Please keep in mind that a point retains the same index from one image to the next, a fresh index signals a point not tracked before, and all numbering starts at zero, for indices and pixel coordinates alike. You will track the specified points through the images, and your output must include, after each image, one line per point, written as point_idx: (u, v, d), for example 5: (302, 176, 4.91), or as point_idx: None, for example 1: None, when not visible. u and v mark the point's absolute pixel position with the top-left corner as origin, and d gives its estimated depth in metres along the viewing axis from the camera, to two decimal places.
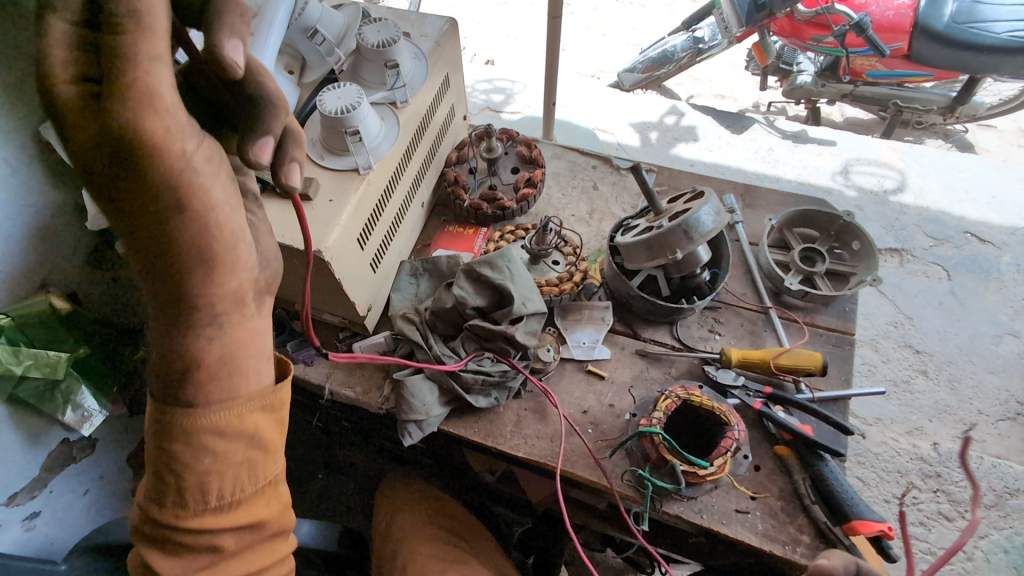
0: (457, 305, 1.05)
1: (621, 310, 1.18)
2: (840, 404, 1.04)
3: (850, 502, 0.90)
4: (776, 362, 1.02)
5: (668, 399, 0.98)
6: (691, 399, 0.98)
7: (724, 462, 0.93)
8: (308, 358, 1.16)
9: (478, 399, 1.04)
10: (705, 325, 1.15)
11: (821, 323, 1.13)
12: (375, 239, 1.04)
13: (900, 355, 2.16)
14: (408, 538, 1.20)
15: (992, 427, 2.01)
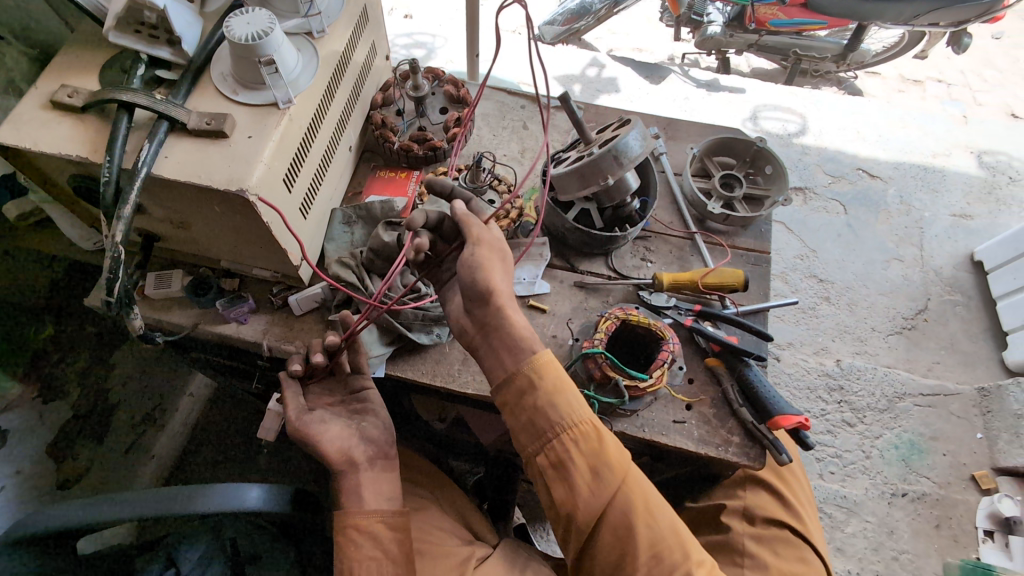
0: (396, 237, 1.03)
1: (559, 245, 1.21)
2: (760, 316, 1.14)
3: (773, 399, 0.99)
4: (704, 281, 1.09)
5: (608, 319, 1.02)
6: (630, 319, 1.03)
7: (661, 374, 0.99)
8: (240, 317, 1.09)
9: (420, 335, 1.06)
10: (637, 255, 1.21)
11: (741, 245, 1.21)
12: (302, 181, 0.99)
13: (808, 284, 2.37)
14: None
15: (883, 340, 2.27)
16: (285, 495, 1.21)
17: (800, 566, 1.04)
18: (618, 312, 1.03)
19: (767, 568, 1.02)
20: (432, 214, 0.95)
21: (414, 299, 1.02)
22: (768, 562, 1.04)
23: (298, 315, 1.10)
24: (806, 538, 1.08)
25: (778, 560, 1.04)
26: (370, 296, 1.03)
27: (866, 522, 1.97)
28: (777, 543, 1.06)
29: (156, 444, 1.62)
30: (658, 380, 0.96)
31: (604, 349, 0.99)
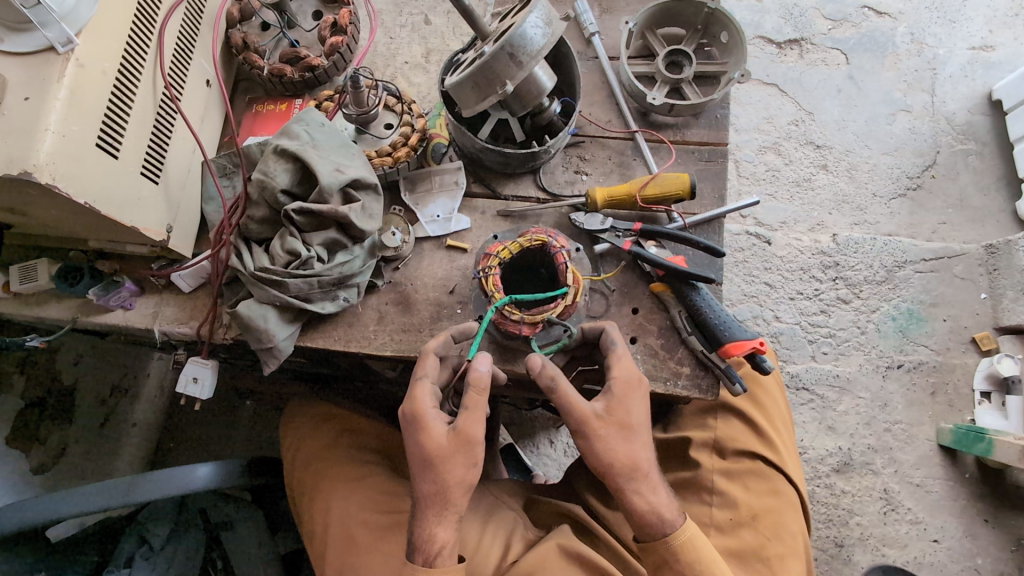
0: (262, 193, 0.85)
1: (481, 170, 1.03)
2: (716, 225, 0.99)
3: (723, 327, 0.88)
4: (643, 195, 0.94)
5: (489, 276, 0.84)
6: (502, 256, 0.85)
7: (574, 274, 0.84)
8: (124, 302, 0.95)
9: (324, 304, 0.90)
10: (570, 167, 1.02)
11: (692, 138, 1.02)
12: (135, 139, 0.81)
13: (803, 152, 2.13)
14: (315, 457, 1.18)
15: (885, 206, 2.08)
16: (238, 467, 1.18)
17: (772, 498, 1.04)
18: (494, 249, 0.85)
19: (736, 506, 1.02)
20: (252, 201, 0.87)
21: (300, 266, 0.86)
22: (738, 499, 1.03)
23: (189, 292, 0.96)
24: (780, 469, 1.06)
25: (748, 495, 1.04)
26: (249, 271, 0.86)
27: (860, 399, 1.92)
28: (748, 476, 1.05)
29: (136, 411, 1.63)
30: (577, 288, 0.82)
31: (507, 298, 0.82)
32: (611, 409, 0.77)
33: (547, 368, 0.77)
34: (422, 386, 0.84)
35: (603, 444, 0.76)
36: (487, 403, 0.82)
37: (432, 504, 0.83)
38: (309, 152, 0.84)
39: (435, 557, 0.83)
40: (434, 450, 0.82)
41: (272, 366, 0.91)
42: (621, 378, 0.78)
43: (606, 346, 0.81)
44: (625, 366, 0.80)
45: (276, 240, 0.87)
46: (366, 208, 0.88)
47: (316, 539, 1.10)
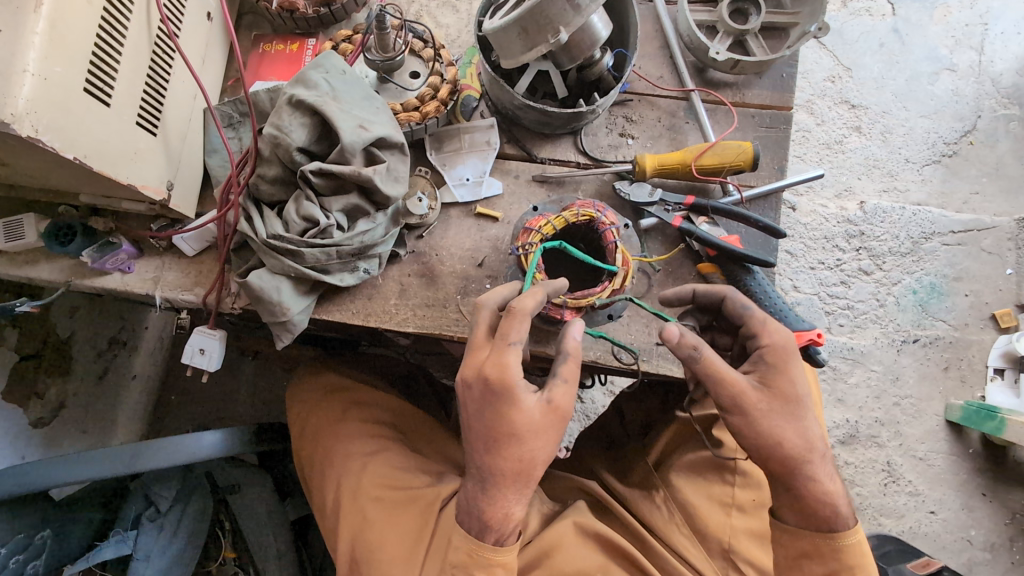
0: (274, 149, 0.75)
1: (517, 130, 0.93)
2: (773, 200, 0.90)
3: (779, 316, 0.81)
4: (698, 165, 0.84)
5: (528, 254, 0.75)
6: (545, 232, 0.76)
7: (624, 256, 0.76)
8: (122, 265, 0.87)
9: (342, 276, 0.82)
10: (615, 129, 0.92)
11: (753, 101, 0.92)
12: (127, 83, 0.70)
13: (837, 112, 1.98)
14: (327, 427, 1.14)
15: (917, 173, 1.96)
16: (246, 434, 1.14)
17: None
18: (534, 224, 0.76)
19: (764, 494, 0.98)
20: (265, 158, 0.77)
21: (318, 234, 0.77)
22: None
23: (192, 255, 0.87)
24: None
25: None
26: (260, 238, 0.77)
27: (872, 371, 1.86)
28: None
29: (135, 364, 1.60)
30: (632, 277, 0.74)
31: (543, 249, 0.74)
32: (769, 382, 0.73)
33: (686, 338, 0.71)
34: (514, 353, 0.71)
35: (768, 417, 0.72)
36: (581, 373, 0.75)
37: (505, 482, 0.74)
38: (330, 105, 0.73)
39: (506, 535, 0.77)
40: (525, 425, 0.71)
41: (285, 340, 0.84)
42: (775, 344, 0.73)
43: (737, 313, 0.75)
44: (779, 330, 0.74)
45: (291, 202, 0.78)
46: (392, 172, 0.79)
47: (329, 510, 1.07)
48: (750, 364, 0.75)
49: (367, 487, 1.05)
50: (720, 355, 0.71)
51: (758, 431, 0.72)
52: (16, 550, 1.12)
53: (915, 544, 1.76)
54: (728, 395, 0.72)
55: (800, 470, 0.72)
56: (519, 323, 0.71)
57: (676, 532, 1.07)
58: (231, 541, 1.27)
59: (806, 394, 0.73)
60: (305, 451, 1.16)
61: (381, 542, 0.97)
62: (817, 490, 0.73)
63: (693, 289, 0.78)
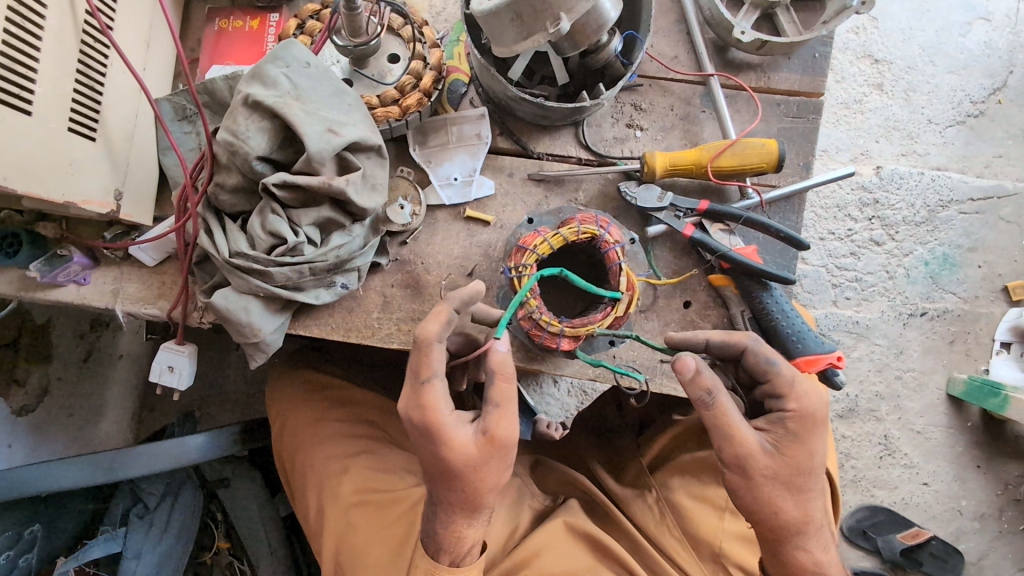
0: (232, 157, 0.65)
1: (510, 121, 0.82)
2: (795, 202, 0.81)
3: (795, 336, 0.74)
4: (715, 166, 0.75)
5: (522, 276, 0.67)
6: (537, 253, 0.67)
7: (629, 278, 0.68)
8: (76, 277, 0.78)
9: (317, 293, 0.75)
10: (622, 119, 0.82)
11: (780, 86, 0.81)
12: (54, 84, 0.60)
13: (858, 67, 1.60)
14: (304, 430, 1.09)
15: (939, 136, 1.59)
16: (230, 435, 1.09)
17: None
18: (528, 241, 0.67)
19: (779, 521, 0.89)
20: (224, 167, 0.67)
21: (287, 251, 0.69)
22: None
23: (154, 266, 0.79)
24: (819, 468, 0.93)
25: None
26: (221, 257, 0.69)
27: (875, 347, 1.53)
28: None
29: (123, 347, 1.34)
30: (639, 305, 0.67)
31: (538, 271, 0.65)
32: (785, 449, 0.69)
33: (701, 377, 0.66)
34: (435, 389, 0.66)
35: (768, 486, 0.69)
36: (518, 394, 0.68)
37: (458, 507, 0.70)
38: (293, 107, 0.63)
39: (463, 557, 0.73)
40: (460, 462, 0.66)
41: (259, 359, 0.77)
42: (803, 412, 0.69)
43: (761, 367, 0.70)
44: (810, 396, 0.69)
45: (255, 216, 0.69)
46: (368, 179, 0.70)
47: (313, 515, 1.03)
48: (766, 421, 0.71)
49: (346, 491, 1.01)
50: (734, 407, 0.68)
51: (757, 493, 0.70)
52: (5, 546, 1.10)
53: (906, 516, 1.50)
54: (734, 452, 0.68)
55: (795, 539, 0.71)
56: (433, 354, 0.65)
57: (667, 535, 0.99)
58: (224, 531, 1.26)
59: (817, 468, 0.70)
60: (284, 454, 1.11)
61: (363, 548, 0.94)
62: (807, 559, 0.72)
63: (708, 341, 0.70)
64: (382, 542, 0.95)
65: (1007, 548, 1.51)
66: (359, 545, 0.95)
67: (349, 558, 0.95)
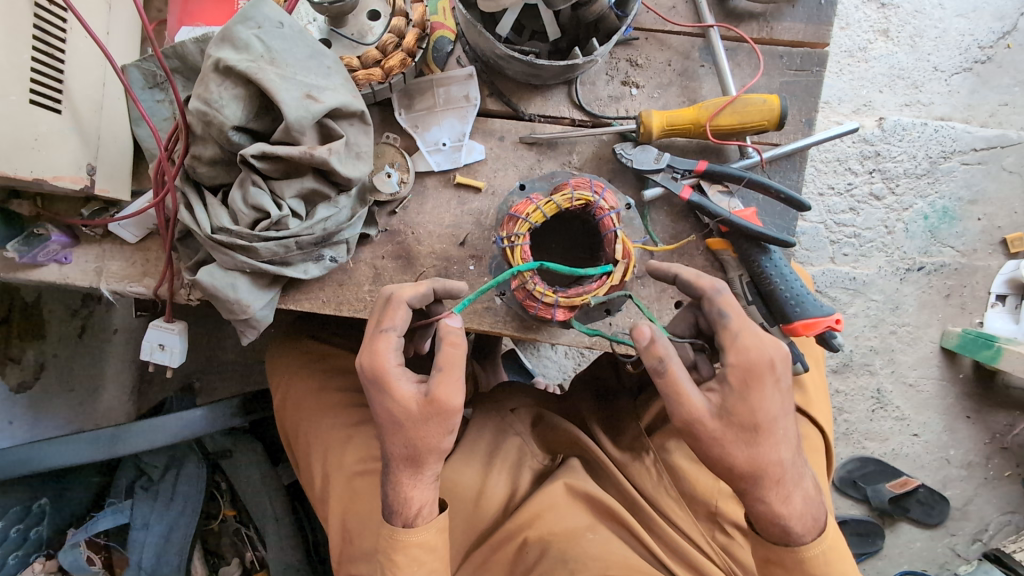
0: (207, 128, 0.61)
1: (500, 81, 0.78)
2: (797, 160, 0.78)
3: (794, 301, 0.72)
4: (714, 126, 0.71)
5: (516, 247, 0.65)
6: (530, 222, 0.65)
7: (625, 246, 0.65)
8: (57, 256, 0.76)
9: (307, 267, 0.73)
10: (617, 76, 0.78)
11: (782, 36, 0.77)
12: (8, 53, 0.57)
13: (863, 12, 1.53)
14: (307, 403, 1.09)
15: (944, 84, 1.54)
16: (228, 407, 1.09)
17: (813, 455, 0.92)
18: (520, 210, 0.65)
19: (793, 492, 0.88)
20: (201, 139, 0.64)
21: (271, 225, 0.66)
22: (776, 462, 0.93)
23: (137, 243, 0.77)
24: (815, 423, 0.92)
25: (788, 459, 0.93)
26: (203, 232, 0.66)
27: (871, 303, 1.52)
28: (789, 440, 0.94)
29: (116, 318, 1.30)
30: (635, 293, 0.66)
31: (530, 263, 0.64)
32: (731, 410, 0.63)
33: (655, 345, 0.63)
34: (388, 341, 0.65)
35: (726, 448, 0.64)
36: (465, 360, 0.65)
37: (401, 460, 0.68)
38: (268, 72, 0.59)
39: (414, 517, 0.70)
40: (404, 418, 0.65)
41: (252, 335, 0.76)
42: (742, 365, 0.63)
43: (714, 319, 0.66)
44: (750, 349, 0.63)
45: (235, 189, 0.66)
46: (352, 147, 0.66)
47: (317, 485, 1.04)
48: (716, 383, 0.65)
49: (347, 462, 1.00)
50: (688, 376, 0.63)
51: (713, 451, 0.64)
52: (16, 520, 1.11)
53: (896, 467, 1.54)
54: (685, 419, 0.64)
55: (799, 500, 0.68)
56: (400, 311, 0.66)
57: (665, 496, 1.01)
58: (230, 499, 1.29)
59: (769, 425, 0.64)
60: (287, 425, 1.11)
61: (367, 513, 0.96)
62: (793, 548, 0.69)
63: (676, 273, 0.68)
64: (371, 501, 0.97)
65: (992, 494, 1.53)
66: (363, 511, 0.97)
67: (353, 523, 0.97)
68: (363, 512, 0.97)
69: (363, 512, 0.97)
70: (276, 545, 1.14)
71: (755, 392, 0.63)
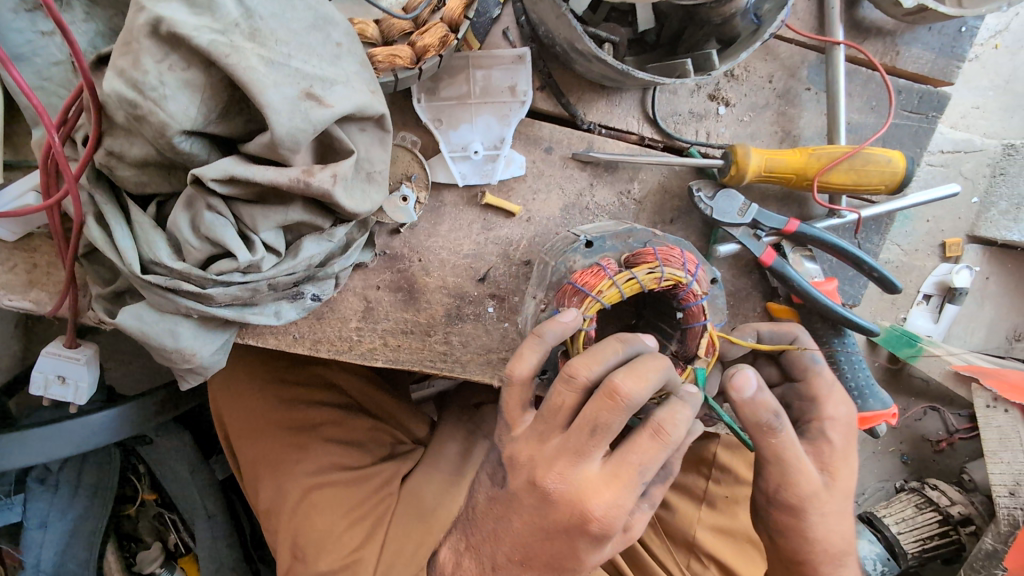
0: (139, 124, 0.39)
1: (558, 70, 0.58)
2: (882, 221, 0.67)
3: (856, 393, 0.64)
4: (822, 181, 0.58)
5: (581, 330, 0.49)
6: (601, 301, 0.49)
7: (711, 339, 0.52)
8: None
9: (281, 309, 0.53)
10: (704, 87, 0.61)
11: (905, 67, 0.62)
12: None
13: None
14: (249, 396, 0.78)
15: None
16: (148, 409, 0.75)
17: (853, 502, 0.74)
18: (587, 281, 0.49)
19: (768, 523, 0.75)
20: (126, 132, 0.41)
21: (240, 267, 0.45)
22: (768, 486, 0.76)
23: (16, 241, 0.52)
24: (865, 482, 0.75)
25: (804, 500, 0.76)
26: (128, 268, 0.44)
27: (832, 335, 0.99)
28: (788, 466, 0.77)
29: None
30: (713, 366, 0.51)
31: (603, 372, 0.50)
32: (833, 472, 0.53)
33: (765, 398, 0.47)
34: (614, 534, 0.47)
35: (822, 517, 0.52)
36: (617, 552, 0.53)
37: None
38: (246, 52, 0.37)
39: None
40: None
41: (194, 381, 0.55)
42: (840, 420, 0.54)
43: (801, 365, 0.55)
44: (845, 403, 0.54)
45: (180, 209, 0.44)
46: (361, 165, 0.46)
47: (262, 504, 0.76)
48: (805, 439, 0.55)
49: (298, 474, 0.74)
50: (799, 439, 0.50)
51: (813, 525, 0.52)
52: None
53: None
54: (793, 492, 0.51)
55: None
56: (624, 497, 0.45)
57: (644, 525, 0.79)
58: (150, 482, 0.97)
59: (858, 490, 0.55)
60: (222, 418, 0.81)
61: (329, 544, 0.71)
62: None
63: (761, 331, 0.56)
64: (339, 528, 0.73)
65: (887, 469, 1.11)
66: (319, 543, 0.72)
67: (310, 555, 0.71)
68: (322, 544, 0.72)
69: (322, 540, 0.72)
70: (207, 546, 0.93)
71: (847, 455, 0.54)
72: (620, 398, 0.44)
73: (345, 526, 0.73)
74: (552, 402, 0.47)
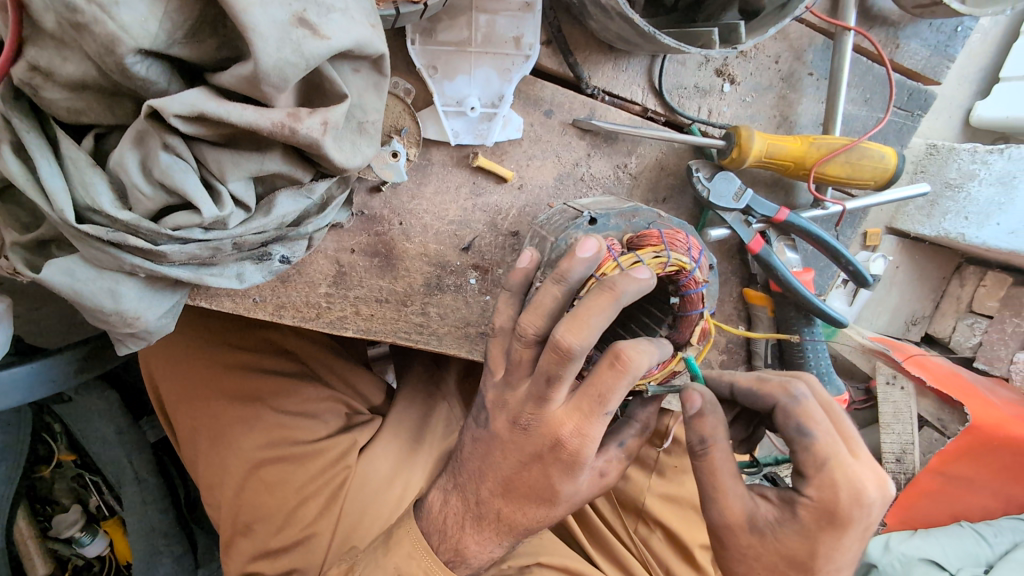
0: (81, 34, 0.30)
1: (568, 24, 0.54)
2: (857, 214, 0.69)
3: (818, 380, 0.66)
4: (818, 171, 0.57)
5: None
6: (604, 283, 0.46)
7: (706, 326, 0.50)
8: None
9: (246, 272, 0.46)
10: (712, 61, 0.58)
11: (901, 62, 0.63)
12: None
13: None
14: (188, 364, 0.71)
15: None
16: (65, 367, 0.65)
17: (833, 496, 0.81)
18: None
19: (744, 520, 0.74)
20: (62, 46, 0.33)
21: (203, 223, 0.38)
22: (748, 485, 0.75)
23: None
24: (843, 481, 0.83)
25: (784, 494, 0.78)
26: (57, 215, 0.36)
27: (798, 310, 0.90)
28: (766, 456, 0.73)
29: None
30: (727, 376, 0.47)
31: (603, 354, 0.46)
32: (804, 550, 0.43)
33: (704, 419, 0.44)
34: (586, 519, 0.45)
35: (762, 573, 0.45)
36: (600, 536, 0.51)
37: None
38: None
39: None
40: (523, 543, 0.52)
41: (133, 347, 0.48)
42: (834, 495, 0.42)
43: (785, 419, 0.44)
44: (840, 478, 0.42)
45: (131, 147, 0.36)
46: (352, 114, 0.40)
47: (205, 477, 0.70)
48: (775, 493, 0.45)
49: (244, 447, 0.67)
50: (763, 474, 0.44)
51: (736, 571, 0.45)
52: None
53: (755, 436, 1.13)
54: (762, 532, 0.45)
55: None
56: (590, 426, 0.43)
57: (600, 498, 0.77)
58: (68, 441, 0.87)
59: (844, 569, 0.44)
60: (157, 387, 0.74)
61: (281, 520, 0.66)
62: None
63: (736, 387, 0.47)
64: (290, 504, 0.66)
65: None
66: (269, 518, 0.67)
67: (261, 530, 0.67)
68: (273, 521, 0.66)
69: (273, 516, 0.66)
70: (135, 511, 0.86)
71: (825, 542, 0.42)
72: (624, 364, 0.41)
73: (296, 502, 0.67)
74: (513, 357, 0.45)
